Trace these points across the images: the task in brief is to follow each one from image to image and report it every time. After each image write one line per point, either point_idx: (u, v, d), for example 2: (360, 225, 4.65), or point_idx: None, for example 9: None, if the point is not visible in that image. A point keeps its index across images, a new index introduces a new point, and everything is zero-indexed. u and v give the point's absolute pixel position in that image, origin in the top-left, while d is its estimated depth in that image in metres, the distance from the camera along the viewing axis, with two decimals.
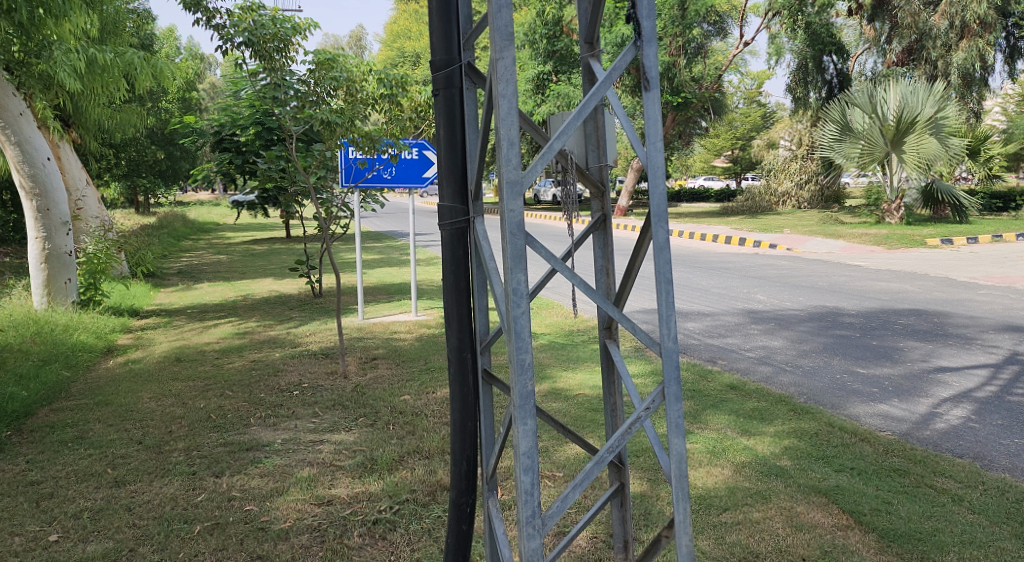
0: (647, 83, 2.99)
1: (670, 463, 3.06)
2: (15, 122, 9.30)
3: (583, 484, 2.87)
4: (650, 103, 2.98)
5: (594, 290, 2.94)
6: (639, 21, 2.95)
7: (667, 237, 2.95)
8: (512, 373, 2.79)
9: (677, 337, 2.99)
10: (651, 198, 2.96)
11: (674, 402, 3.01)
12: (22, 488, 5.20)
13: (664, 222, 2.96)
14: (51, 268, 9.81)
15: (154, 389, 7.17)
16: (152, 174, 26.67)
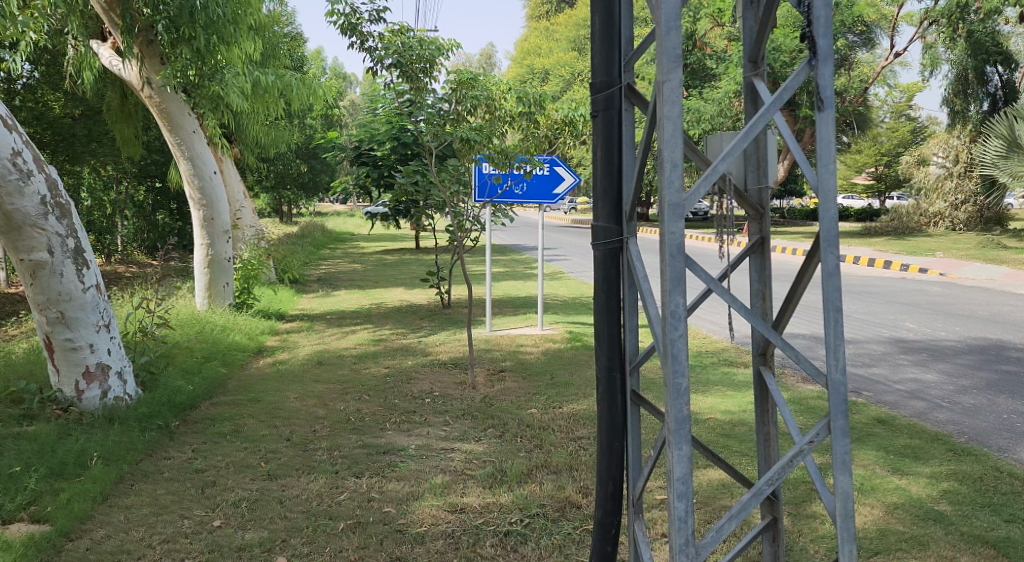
0: (820, 104, 2.95)
1: (836, 502, 2.99)
2: (190, 139, 10.04)
3: (740, 515, 2.86)
4: (823, 124, 2.94)
5: (755, 314, 2.91)
6: (815, 40, 2.92)
7: (837, 264, 2.90)
8: (667, 397, 2.80)
9: (845, 369, 2.93)
10: (821, 222, 2.92)
11: (839, 437, 2.95)
12: (188, 475, 5.58)
13: (834, 248, 2.91)
14: (212, 272, 10.48)
15: (299, 389, 7.54)
16: (295, 186, 28.07)
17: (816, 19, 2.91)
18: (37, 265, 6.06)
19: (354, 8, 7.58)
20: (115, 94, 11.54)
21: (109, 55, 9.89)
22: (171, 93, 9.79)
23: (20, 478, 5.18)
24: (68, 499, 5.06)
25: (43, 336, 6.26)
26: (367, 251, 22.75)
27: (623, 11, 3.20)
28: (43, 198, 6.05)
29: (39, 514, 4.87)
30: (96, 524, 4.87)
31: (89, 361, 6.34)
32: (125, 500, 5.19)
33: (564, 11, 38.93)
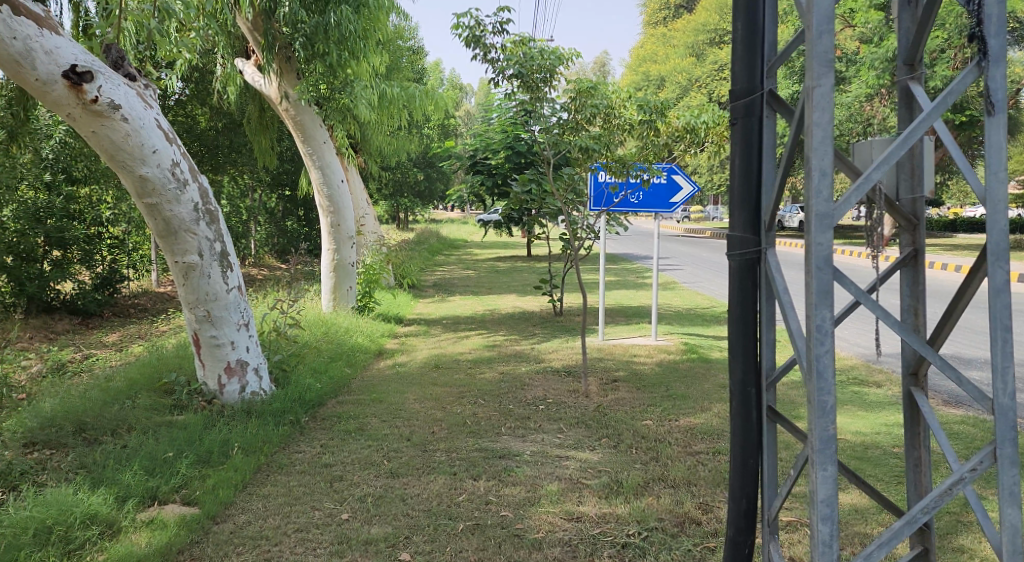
0: (991, 107, 2.90)
1: (1002, 537, 2.94)
2: (320, 149, 10.38)
3: (890, 543, 2.85)
4: (993, 129, 2.89)
5: (911, 331, 2.83)
6: (985, 40, 2.85)
7: (1006, 280, 2.83)
8: (812, 416, 2.84)
9: (1014, 394, 2.85)
10: (990, 236, 2.86)
11: (1007, 468, 2.89)
12: (317, 469, 5.80)
13: (1003, 263, 2.84)
14: (337, 276, 10.82)
15: (417, 392, 7.70)
16: (412, 194, 28.67)
17: (987, 19, 2.85)
18: (189, 267, 6.40)
19: (479, 20, 7.70)
20: (254, 107, 12.12)
21: (252, 72, 10.37)
22: (306, 107, 10.21)
23: (172, 464, 5.55)
24: (213, 484, 5.38)
25: (191, 332, 6.63)
26: (480, 258, 23.01)
27: (767, 15, 3.17)
28: (197, 205, 6.39)
29: (190, 497, 5.21)
30: (238, 509, 5.14)
31: (230, 357, 6.67)
32: (262, 488, 5.47)
33: (683, 16, 38.24)
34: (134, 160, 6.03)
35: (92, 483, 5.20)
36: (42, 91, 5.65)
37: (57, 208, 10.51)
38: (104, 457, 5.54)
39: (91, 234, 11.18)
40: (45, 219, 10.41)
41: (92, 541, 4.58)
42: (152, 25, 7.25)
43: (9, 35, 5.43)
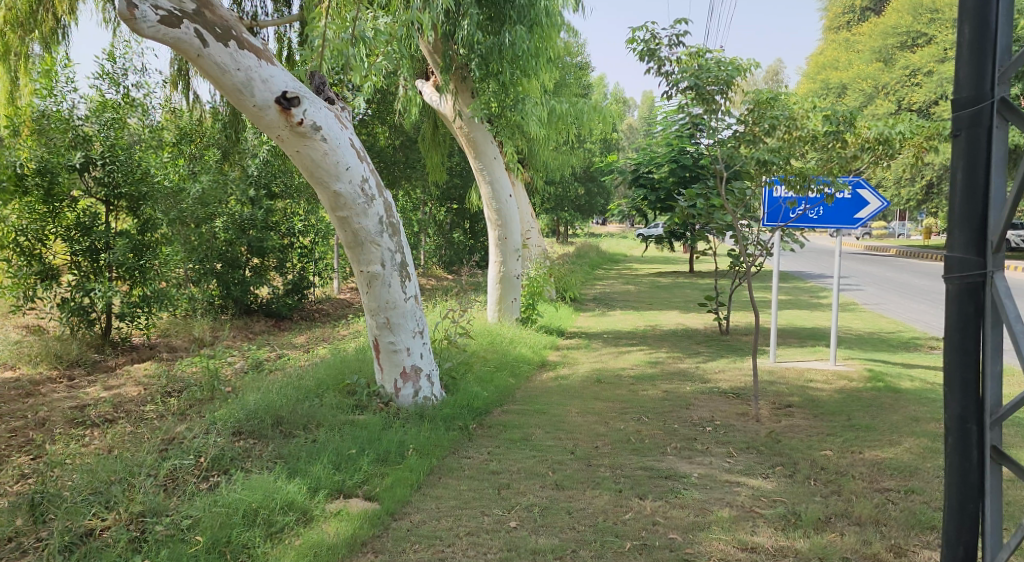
0: None
1: None
2: (491, 164, 10.51)
3: None
4: None
5: None
6: None
7: None
8: None
9: None
10: None
11: None
12: (485, 475, 5.88)
13: None
14: (503, 288, 10.98)
15: (580, 405, 7.63)
16: (572, 208, 28.66)
17: None
18: (372, 276, 6.67)
19: (653, 34, 7.61)
20: (429, 124, 12.56)
21: (430, 92, 10.62)
22: (479, 124, 10.35)
23: (356, 460, 5.84)
24: (391, 482, 5.64)
25: (372, 337, 6.89)
26: (641, 273, 22.65)
27: (1001, 23, 3.21)
28: (381, 218, 6.63)
29: (371, 493, 5.51)
30: (414, 508, 5.39)
31: (406, 362, 6.88)
32: (435, 491, 5.65)
33: (868, 19, 36.15)
34: (329, 176, 6.35)
35: (289, 472, 5.60)
36: (257, 116, 6.07)
37: (259, 221, 11.34)
38: (299, 448, 5.91)
39: (284, 244, 11.94)
40: (248, 230, 11.25)
41: (291, 526, 5.04)
42: (349, 53, 7.66)
43: (233, 67, 5.91)
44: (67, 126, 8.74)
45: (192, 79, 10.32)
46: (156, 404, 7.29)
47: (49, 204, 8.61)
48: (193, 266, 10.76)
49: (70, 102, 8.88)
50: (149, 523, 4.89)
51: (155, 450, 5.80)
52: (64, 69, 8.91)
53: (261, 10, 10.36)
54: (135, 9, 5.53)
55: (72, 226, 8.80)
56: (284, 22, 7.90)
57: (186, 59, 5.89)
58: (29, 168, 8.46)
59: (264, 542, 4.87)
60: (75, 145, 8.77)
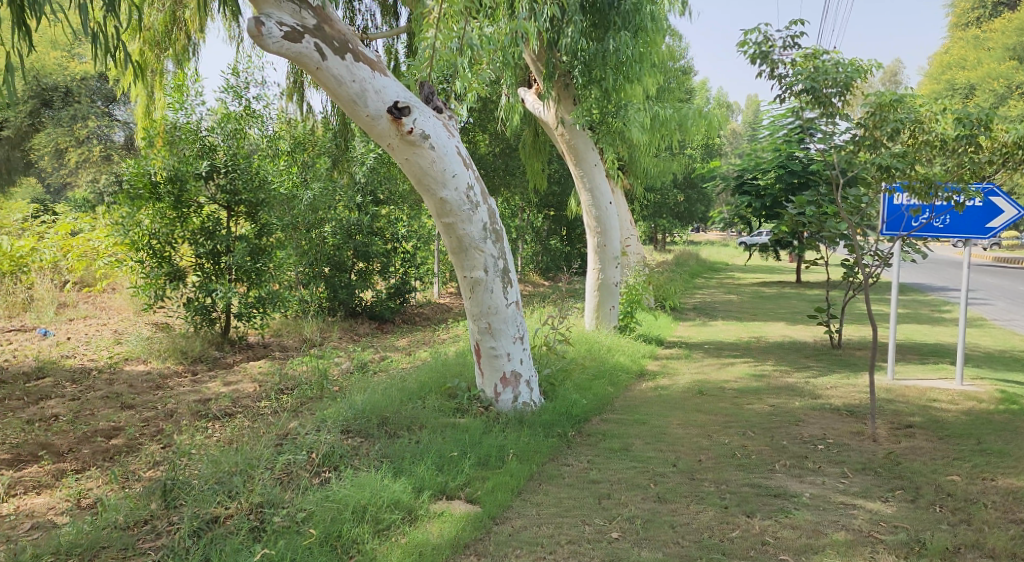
0: None
1: None
2: (591, 171, 10.25)
3: None
4: None
5: None
6: None
7: None
8: None
9: None
10: None
11: None
12: (585, 484, 5.76)
13: None
14: (601, 295, 10.75)
15: (682, 417, 7.40)
16: (672, 215, 28.18)
17: None
18: (475, 282, 6.63)
19: (766, 35, 7.34)
20: (529, 131, 12.51)
21: (533, 101, 10.62)
22: (581, 131, 10.23)
23: (457, 462, 5.83)
24: (492, 485, 5.60)
25: (474, 341, 6.87)
26: (745, 282, 22.04)
27: None
28: (485, 225, 6.59)
29: (472, 496, 5.49)
30: (515, 513, 5.36)
31: (506, 368, 6.82)
32: (535, 497, 5.58)
33: (996, 17, 34.31)
34: (436, 183, 6.36)
35: (394, 471, 5.62)
36: (370, 125, 6.16)
37: (365, 226, 11.52)
38: (403, 448, 5.94)
39: (389, 250, 11.98)
40: (355, 235, 11.44)
41: (397, 524, 5.11)
42: (456, 63, 7.68)
43: (348, 78, 6.02)
44: (195, 137, 9.12)
45: (307, 91, 10.70)
46: (270, 401, 7.47)
47: (179, 210, 9.07)
48: (303, 270, 11.08)
49: (197, 114, 9.25)
50: (268, 514, 5.04)
51: (272, 444, 5.92)
52: (194, 84, 9.26)
53: (370, 23, 10.57)
54: (262, 26, 5.77)
55: (197, 230, 9.17)
56: (391, 35, 7.98)
57: (306, 72, 6.05)
58: (163, 177, 8.95)
59: (373, 538, 4.96)
60: (202, 155, 9.12)
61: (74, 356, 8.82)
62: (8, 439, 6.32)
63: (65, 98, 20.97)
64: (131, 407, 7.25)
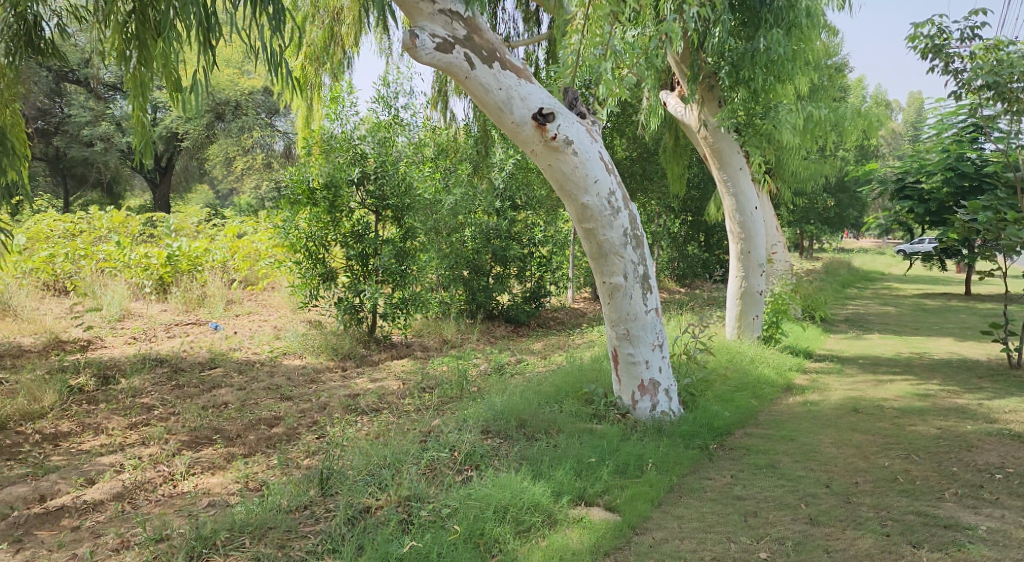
0: None
1: None
2: (735, 176, 10.09)
3: None
4: None
5: None
6: None
7: None
8: None
9: None
10: None
11: None
12: (729, 500, 5.77)
13: None
14: (744, 304, 10.40)
15: (835, 435, 7.13)
16: (821, 221, 27.13)
17: None
18: (614, 288, 6.69)
19: (940, 29, 7.11)
20: (669, 136, 12.42)
21: (674, 103, 10.46)
22: (725, 133, 10.04)
23: (596, 469, 5.94)
24: (631, 494, 5.70)
25: (611, 347, 6.92)
26: (903, 293, 20.93)
27: None
28: (626, 230, 6.64)
29: (611, 504, 5.60)
30: (656, 525, 5.46)
31: (644, 376, 6.82)
32: (676, 509, 5.65)
33: None
34: (578, 188, 6.49)
35: (533, 474, 5.79)
36: (515, 132, 6.36)
37: (503, 230, 11.81)
38: (541, 452, 6.09)
39: (527, 254, 12.19)
40: (493, 239, 11.74)
41: (537, 526, 5.28)
42: (601, 68, 7.69)
43: (495, 86, 6.23)
44: (349, 145, 9.62)
45: (450, 98, 11.09)
46: (413, 398, 7.81)
47: (333, 214, 9.60)
48: (443, 272, 11.49)
49: (351, 124, 9.73)
50: (415, 508, 5.31)
51: (416, 440, 6.21)
52: (347, 95, 9.73)
53: (512, 32, 10.83)
54: (417, 39, 6.05)
55: (348, 234, 9.69)
56: (530, 43, 7.99)
57: (456, 81, 6.31)
58: (319, 183, 9.48)
59: (514, 538, 5.16)
60: (354, 162, 9.61)
61: (240, 349, 9.51)
62: (185, 423, 6.90)
63: (236, 110, 22.43)
64: (289, 398, 7.75)
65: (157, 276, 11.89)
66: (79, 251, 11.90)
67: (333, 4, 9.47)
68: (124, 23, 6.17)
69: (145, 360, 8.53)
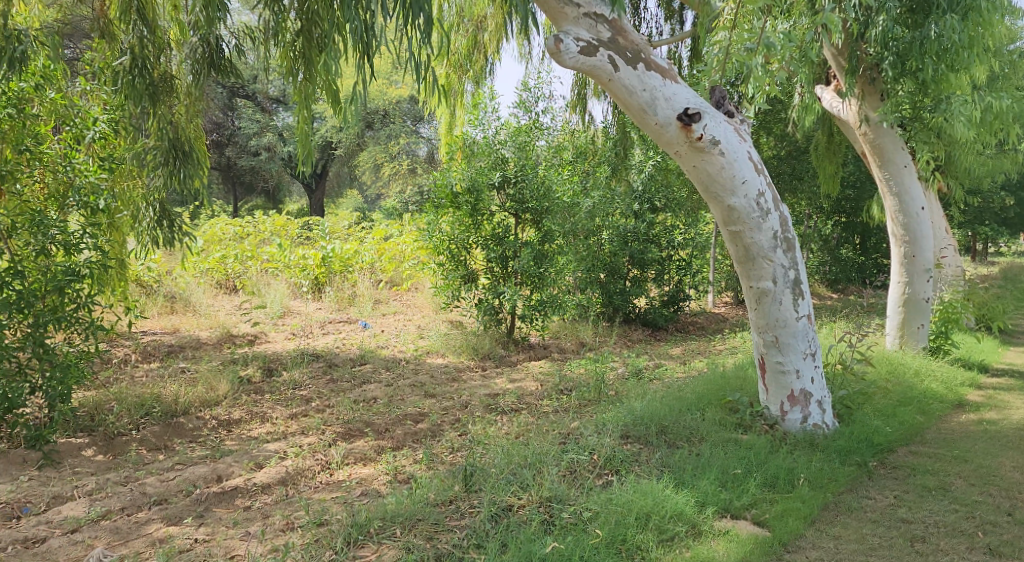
0: None
1: None
2: (898, 174, 9.63)
3: None
4: None
5: None
6: None
7: None
8: None
9: None
10: None
11: None
12: (895, 522, 5.63)
13: None
14: (907, 311, 9.95)
15: (1017, 458, 6.69)
16: (996, 223, 25.33)
17: None
18: (762, 293, 6.57)
19: None
20: (823, 133, 12.05)
21: (831, 98, 10.10)
22: (888, 128, 9.60)
23: (743, 481, 5.87)
24: (782, 510, 5.62)
25: (759, 355, 6.78)
26: None
27: None
28: (776, 233, 6.51)
29: (760, 518, 5.54)
30: (810, 544, 5.39)
31: (794, 386, 6.66)
32: (833, 528, 5.56)
33: None
34: (725, 190, 6.42)
35: (676, 482, 5.78)
36: (659, 133, 6.35)
37: (641, 233, 11.70)
38: (684, 460, 6.07)
39: (665, 257, 12.05)
40: (631, 242, 11.67)
41: (681, 536, 5.27)
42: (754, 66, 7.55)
43: (639, 87, 6.24)
44: (491, 150, 9.84)
45: (590, 102, 11.16)
46: (551, 399, 7.92)
47: (475, 218, 9.84)
48: (581, 274, 11.56)
49: (493, 129, 9.92)
50: (557, 509, 5.41)
51: (556, 442, 6.32)
52: (489, 101, 9.95)
53: (656, 30, 10.80)
54: (560, 42, 6.15)
55: (489, 237, 9.91)
56: (676, 41, 8.00)
57: (599, 83, 6.36)
58: (462, 188, 9.75)
59: (657, 547, 5.17)
60: (495, 166, 9.82)
61: (388, 347, 9.93)
62: (340, 415, 7.28)
63: (384, 119, 23.39)
64: (433, 396, 8.03)
65: (313, 276, 12.52)
66: (246, 253, 12.77)
67: (478, 13, 9.79)
68: (292, 43, 6.63)
69: (304, 355, 9.05)
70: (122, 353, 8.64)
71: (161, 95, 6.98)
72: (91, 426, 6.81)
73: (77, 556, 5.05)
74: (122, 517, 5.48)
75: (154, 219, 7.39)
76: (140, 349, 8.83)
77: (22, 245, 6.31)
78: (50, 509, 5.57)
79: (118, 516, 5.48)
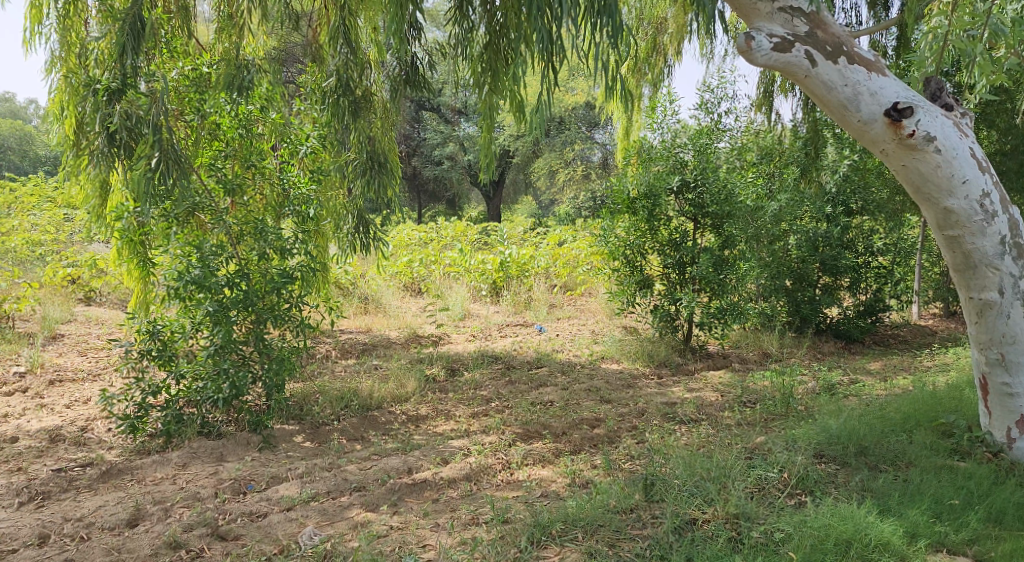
0: None
1: None
2: None
3: None
4: None
5: None
6: None
7: None
8: None
9: None
10: None
11: None
12: None
13: None
14: None
15: None
16: None
17: None
18: (986, 305, 6.13)
19: None
20: None
21: None
22: None
23: (960, 513, 5.48)
24: (1012, 550, 5.08)
25: (981, 376, 6.33)
26: None
27: None
28: (1004, 238, 6.05)
29: (983, 555, 5.10)
30: None
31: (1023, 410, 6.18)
32: None
33: None
34: (941, 191, 6.03)
35: (880, 510, 5.49)
36: (862, 131, 6.04)
37: (834, 238, 11.07)
38: (890, 486, 5.77)
39: (861, 263, 11.35)
40: (822, 247, 11.14)
41: None
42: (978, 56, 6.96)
43: (840, 83, 5.95)
44: (670, 154, 9.71)
45: (776, 100, 10.82)
46: (733, 412, 7.74)
47: (651, 223, 9.78)
48: (765, 282, 11.21)
49: (672, 132, 9.80)
50: (745, 527, 5.28)
51: (742, 456, 6.20)
52: (666, 103, 9.87)
53: (855, 20, 10.28)
54: (752, 40, 5.98)
55: (665, 242, 9.83)
56: (881, 30, 7.37)
57: (795, 80, 6.12)
58: (638, 193, 9.72)
59: None
60: (673, 171, 9.68)
61: (563, 351, 10.05)
62: (518, 416, 7.46)
63: (560, 126, 23.77)
64: (608, 402, 8.05)
65: (491, 280, 12.87)
66: (430, 258, 13.45)
67: (657, 15, 9.77)
68: (481, 57, 6.82)
69: (483, 356, 9.34)
70: (324, 349, 9.27)
71: (362, 111, 7.51)
72: (301, 414, 7.36)
73: (292, 532, 5.43)
74: (328, 500, 5.85)
75: (354, 226, 7.94)
76: (340, 346, 9.44)
77: (247, 250, 6.82)
78: (269, 488, 6.04)
79: (325, 499, 5.86)
